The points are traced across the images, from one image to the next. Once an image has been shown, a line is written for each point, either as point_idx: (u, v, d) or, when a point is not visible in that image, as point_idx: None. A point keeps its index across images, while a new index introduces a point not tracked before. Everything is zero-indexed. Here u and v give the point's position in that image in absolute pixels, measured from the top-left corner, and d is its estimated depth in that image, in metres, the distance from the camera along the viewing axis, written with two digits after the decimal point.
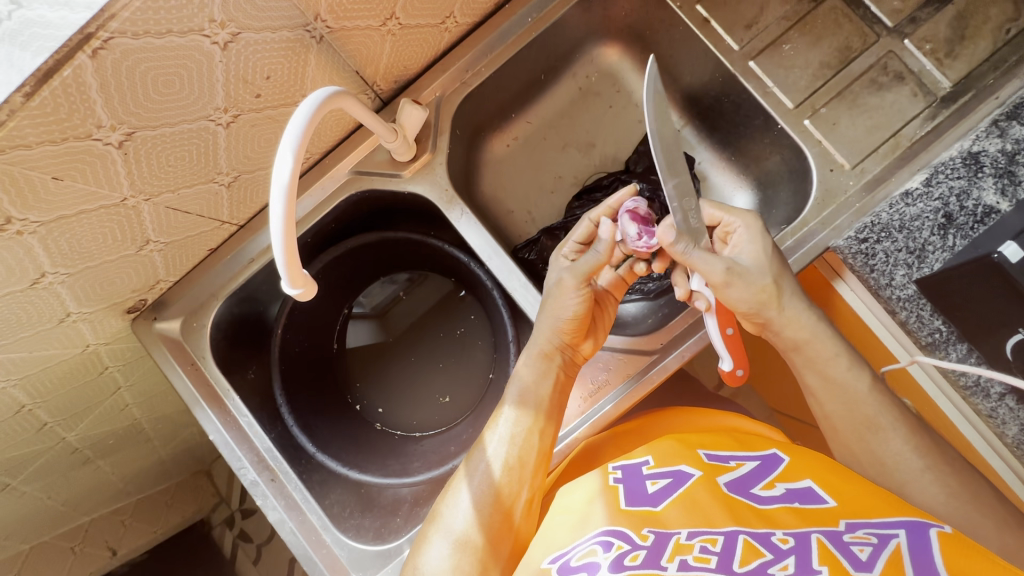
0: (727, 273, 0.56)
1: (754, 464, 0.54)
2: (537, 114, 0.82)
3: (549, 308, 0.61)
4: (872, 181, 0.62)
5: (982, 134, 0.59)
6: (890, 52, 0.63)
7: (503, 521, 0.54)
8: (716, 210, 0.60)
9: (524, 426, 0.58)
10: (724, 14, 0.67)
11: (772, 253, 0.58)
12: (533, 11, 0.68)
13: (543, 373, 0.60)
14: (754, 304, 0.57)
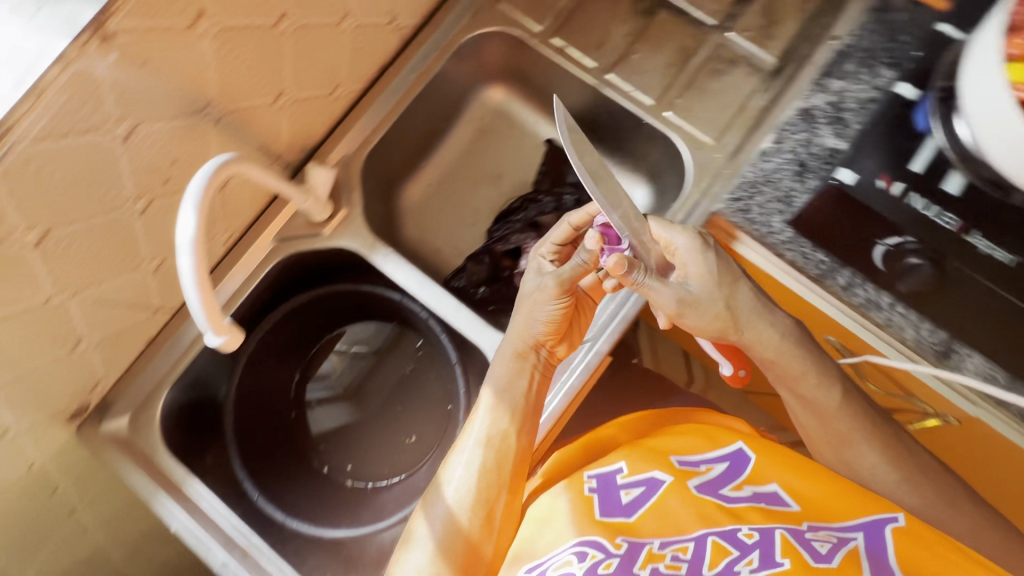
0: (680, 304, 0.60)
1: (723, 465, 0.57)
2: (444, 158, 0.90)
3: (528, 309, 0.65)
4: (734, 150, 0.70)
5: (809, 93, 0.68)
6: (719, 45, 0.74)
7: (485, 522, 0.59)
8: (661, 228, 0.63)
9: (495, 427, 0.61)
10: (578, 40, 0.77)
11: (726, 273, 0.61)
12: (415, 70, 0.77)
13: (518, 371, 0.63)
14: (711, 330, 0.62)
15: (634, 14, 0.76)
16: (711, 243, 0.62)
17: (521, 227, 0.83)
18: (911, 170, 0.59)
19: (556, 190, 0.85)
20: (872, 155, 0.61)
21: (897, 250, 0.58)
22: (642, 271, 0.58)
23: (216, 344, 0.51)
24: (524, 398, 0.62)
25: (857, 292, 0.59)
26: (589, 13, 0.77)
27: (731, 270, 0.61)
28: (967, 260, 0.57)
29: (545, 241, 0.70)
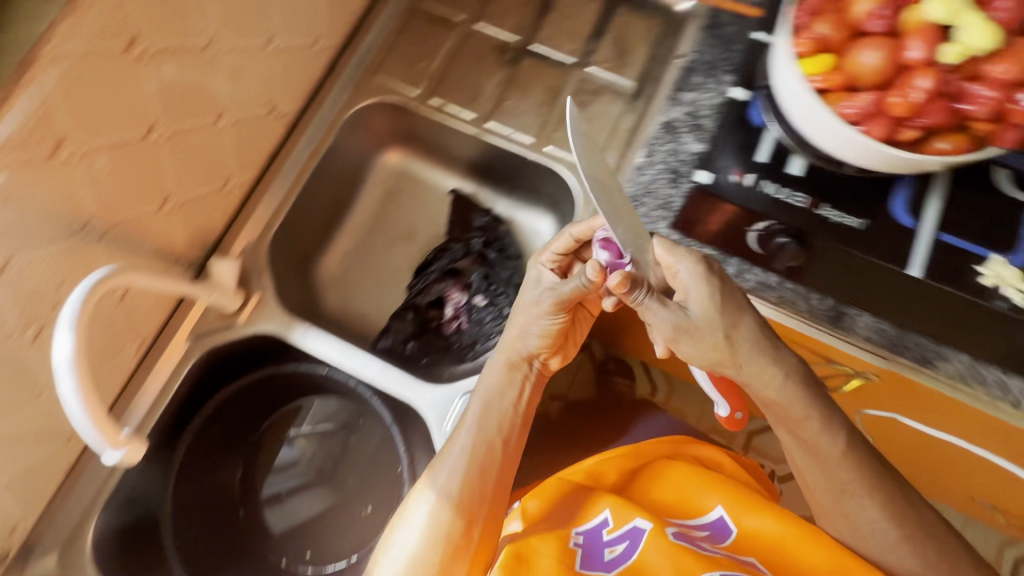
0: (677, 330, 0.59)
1: (705, 531, 0.65)
2: (355, 226, 0.92)
3: (523, 323, 0.69)
4: (614, 170, 0.76)
5: (667, 107, 0.74)
6: (582, 79, 0.81)
7: (465, 528, 0.61)
8: (664, 250, 0.60)
9: (483, 433, 0.65)
10: (454, 95, 0.82)
11: (729, 299, 0.58)
12: (306, 151, 0.80)
13: (507, 383, 0.69)
14: (706, 360, 0.60)
15: (501, 64, 0.82)
16: (713, 269, 0.59)
17: (438, 276, 0.86)
18: (757, 161, 0.63)
19: (468, 236, 0.88)
20: (721, 156, 0.65)
21: (767, 233, 0.61)
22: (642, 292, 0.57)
23: (115, 460, 0.54)
24: (511, 409, 0.68)
25: (749, 275, 0.64)
26: (460, 70, 0.82)
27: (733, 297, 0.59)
28: (828, 231, 0.60)
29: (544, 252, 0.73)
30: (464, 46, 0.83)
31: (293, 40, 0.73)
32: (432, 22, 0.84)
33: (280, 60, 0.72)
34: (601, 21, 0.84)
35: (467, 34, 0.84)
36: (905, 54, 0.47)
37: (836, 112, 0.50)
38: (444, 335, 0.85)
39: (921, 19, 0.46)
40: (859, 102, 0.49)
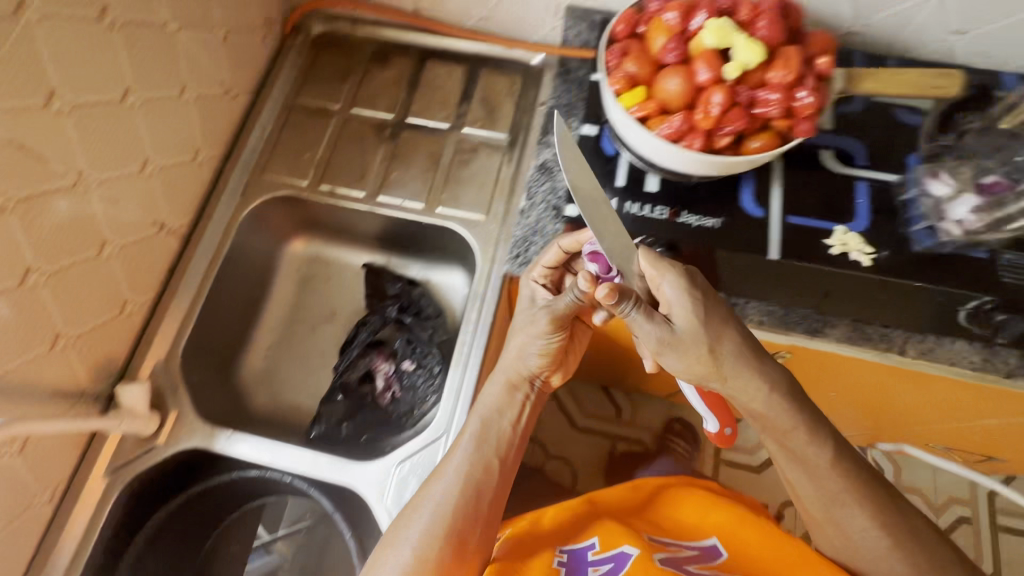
0: (661, 343, 0.59)
1: (694, 552, 0.66)
2: (274, 318, 0.93)
3: (523, 342, 0.70)
4: (503, 216, 0.81)
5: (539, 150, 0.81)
6: (459, 139, 0.86)
7: (455, 551, 0.60)
8: (650, 264, 0.60)
9: (480, 453, 0.66)
10: (341, 178, 0.86)
11: (709, 309, 0.58)
12: (206, 258, 0.81)
13: (509, 403, 0.69)
14: (690, 373, 0.60)
15: (382, 141, 0.87)
16: (695, 282, 0.59)
17: (361, 351, 0.87)
18: (616, 187, 0.68)
19: (385, 304, 0.90)
20: None
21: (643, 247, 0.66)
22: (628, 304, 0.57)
23: None
24: (509, 430, 0.68)
25: None
26: (345, 154, 0.87)
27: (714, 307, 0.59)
28: (693, 236, 0.64)
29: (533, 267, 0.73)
30: (344, 130, 0.88)
31: (172, 157, 0.75)
32: (310, 115, 0.89)
33: (161, 179, 0.74)
34: (466, 85, 0.90)
35: (346, 119, 0.89)
36: (698, 77, 0.53)
37: (660, 134, 0.56)
38: (381, 407, 0.85)
39: (701, 47, 0.53)
40: (675, 123, 0.55)
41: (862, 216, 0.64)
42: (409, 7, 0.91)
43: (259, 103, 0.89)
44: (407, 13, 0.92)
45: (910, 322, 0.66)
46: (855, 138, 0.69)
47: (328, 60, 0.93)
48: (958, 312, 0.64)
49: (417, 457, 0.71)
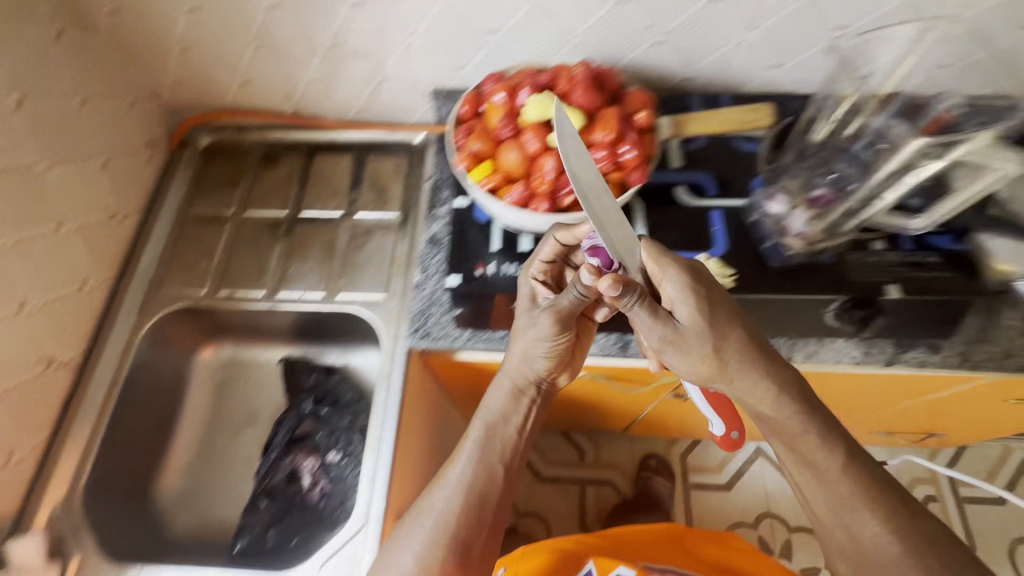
0: (664, 341, 0.57)
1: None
2: (191, 432, 0.90)
3: (526, 345, 0.66)
4: (401, 291, 0.82)
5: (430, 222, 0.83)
6: (352, 226, 0.89)
7: (457, 559, 0.60)
8: (655, 260, 0.58)
9: (486, 455, 0.66)
10: (239, 282, 0.86)
11: (711, 304, 0.58)
12: (103, 385, 0.79)
13: (512, 408, 0.69)
14: (694, 374, 0.59)
15: (277, 239, 0.89)
16: (700, 279, 0.58)
17: (281, 452, 0.85)
18: (491, 252, 0.71)
19: (303, 395, 0.90)
20: (462, 258, 0.71)
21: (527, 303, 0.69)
22: (633, 300, 0.55)
23: None
24: (514, 435, 0.69)
25: None
26: (241, 257, 0.88)
27: (716, 302, 0.58)
28: None
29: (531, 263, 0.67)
30: (238, 234, 0.89)
31: (55, 291, 0.74)
32: (204, 224, 0.90)
33: (43, 316, 0.72)
34: (355, 172, 0.94)
35: (240, 223, 0.90)
36: (530, 147, 0.58)
37: (509, 202, 0.59)
38: (311, 506, 0.81)
39: (528, 122, 0.58)
40: (519, 190, 0.59)
41: (720, 240, 0.69)
42: (289, 109, 0.94)
43: (150, 221, 0.90)
44: (288, 114, 0.95)
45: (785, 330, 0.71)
46: (702, 171, 0.75)
47: (218, 169, 0.95)
48: (826, 314, 0.68)
49: (341, 553, 0.69)
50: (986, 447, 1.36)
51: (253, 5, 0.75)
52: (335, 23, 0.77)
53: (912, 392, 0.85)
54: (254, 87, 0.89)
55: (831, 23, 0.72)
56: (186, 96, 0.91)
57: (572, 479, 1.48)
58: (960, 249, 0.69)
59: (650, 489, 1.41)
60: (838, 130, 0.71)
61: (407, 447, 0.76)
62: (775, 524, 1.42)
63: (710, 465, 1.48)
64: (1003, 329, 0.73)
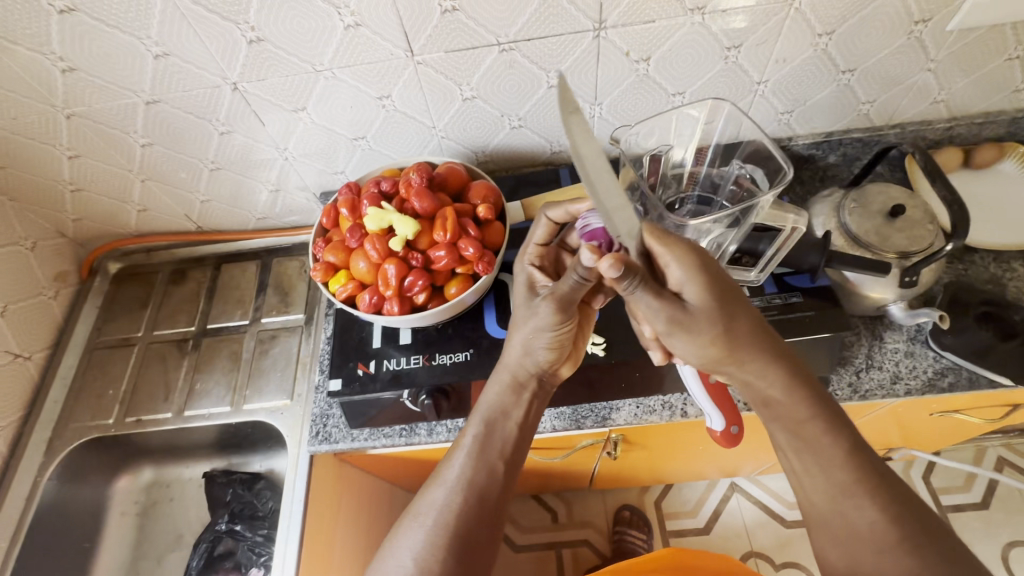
0: (671, 324, 0.55)
1: None
2: (111, 565, 0.89)
3: (529, 334, 0.61)
4: (304, 396, 0.83)
5: (328, 322, 0.82)
6: (258, 331, 0.91)
7: (460, 563, 0.55)
8: (659, 244, 0.54)
9: (487, 448, 0.61)
10: (145, 406, 0.87)
11: (717, 287, 0.55)
12: (7, 535, 0.78)
13: (513, 401, 0.63)
14: (699, 355, 0.57)
15: (185, 354, 0.90)
16: (707, 262, 0.55)
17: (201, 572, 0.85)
18: (373, 349, 0.71)
19: (223, 509, 0.88)
20: (345, 360, 0.70)
21: (413, 396, 0.68)
22: (633, 282, 0.52)
23: None
24: (514, 431, 0.63)
25: (439, 427, 0.74)
26: (148, 381, 0.89)
27: (723, 282, 0.56)
28: (450, 375, 0.68)
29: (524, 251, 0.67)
30: (147, 357, 0.91)
31: None
32: (113, 350, 0.92)
33: None
34: (261, 278, 0.97)
35: (148, 344, 0.92)
36: (373, 255, 0.61)
37: (362, 308, 0.61)
38: None
39: (369, 231, 0.62)
40: (370, 296, 0.61)
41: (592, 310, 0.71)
42: (193, 226, 0.95)
43: (59, 355, 0.90)
44: (194, 231, 0.96)
45: (675, 387, 0.74)
46: None
47: (127, 292, 0.98)
48: None
49: None
50: (958, 448, 1.33)
51: (129, 144, 0.78)
52: (210, 150, 0.81)
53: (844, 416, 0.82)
54: (153, 213, 0.92)
55: (670, 90, 0.77)
56: (89, 229, 0.94)
57: (548, 544, 1.39)
58: (821, 284, 0.71)
59: (626, 548, 1.32)
60: (677, 181, 0.76)
61: (317, 553, 0.76)
62: (761, 562, 1.33)
63: (685, 508, 1.41)
64: (886, 353, 0.75)
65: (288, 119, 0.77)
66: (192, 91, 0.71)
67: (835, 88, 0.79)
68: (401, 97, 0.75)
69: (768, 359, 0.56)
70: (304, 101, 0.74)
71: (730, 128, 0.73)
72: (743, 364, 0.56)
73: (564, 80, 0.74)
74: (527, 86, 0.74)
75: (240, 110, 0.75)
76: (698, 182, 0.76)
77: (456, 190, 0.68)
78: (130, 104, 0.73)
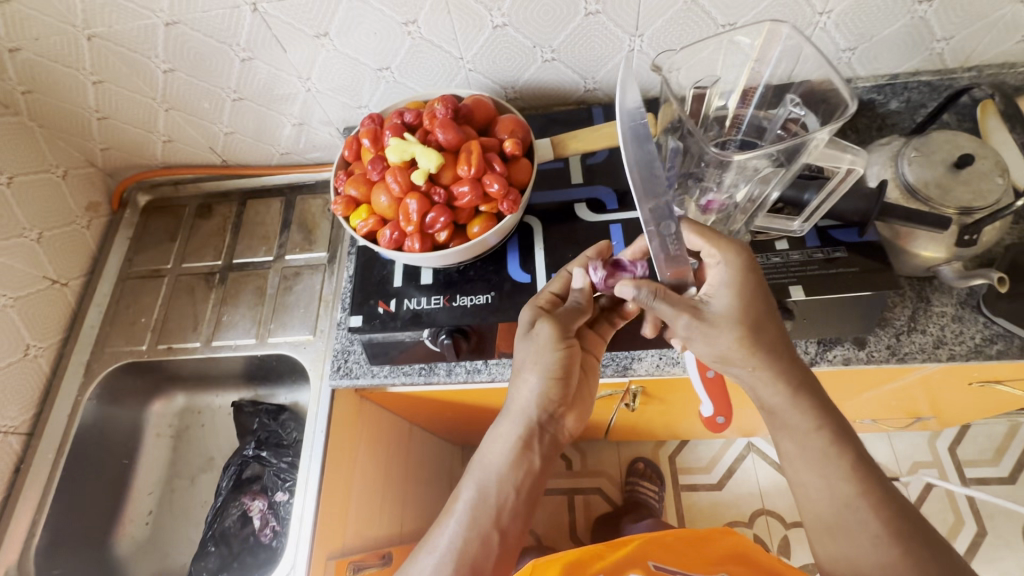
0: (691, 326, 0.54)
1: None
2: (149, 481, 0.95)
3: (531, 368, 0.62)
4: (327, 333, 0.85)
5: (350, 259, 0.81)
6: (282, 267, 0.91)
7: None
8: (702, 239, 0.55)
9: (480, 514, 0.59)
10: (175, 335, 0.89)
11: (752, 292, 0.54)
12: (51, 449, 0.83)
13: (512, 463, 0.61)
14: (717, 355, 0.54)
15: (212, 287, 0.92)
16: (749, 265, 0.54)
17: (232, 497, 0.88)
18: (394, 288, 0.71)
19: (251, 435, 0.92)
20: (365, 298, 0.70)
21: (433, 336, 0.68)
22: (653, 295, 0.54)
23: None
24: (512, 496, 0.60)
25: (458, 368, 0.74)
26: (177, 311, 0.91)
27: (763, 295, 0.54)
28: (468, 318, 0.67)
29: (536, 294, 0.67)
30: (176, 289, 0.92)
31: None
32: (144, 280, 0.94)
33: None
34: (285, 215, 0.96)
35: (177, 277, 0.93)
36: (395, 188, 0.58)
37: (383, 245, 0.60)
38: (263, 547, 0.86)
39: (391, 163, 0.59)
40: (391, 231, 0.59)
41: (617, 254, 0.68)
42: (218, 159, 0.94)
43: (94, 283, 0.93)
44: (218, 164, 0.96)
45: None
46: (601, 185, 0.74)
47: (157, 224, 0.98)
48: None
49: None
50: (990, 424, 1.28)
51: (151, 69, 0.76)
52: (233, 78, 0.78)
53: (873, 380, 0.79)
54: (179, 144, 0.91)
55: (720, 20, 0.71)
56: (118, 158, 0.94)
57: (559, 490, 1.43)
58: (868, 239, 0.67)
59: (636, 498, 1.34)
60: (721, 121, 0.71)
61: (335, 490, 0.78)
62: (771, 520, 1.34)
63: (699, 464, 1.42)
64: (932, 317, 0.70)
65: (310, 46, 0.74)
66: (212, 11, 0.68)
67: (908, 22, 0.71)
68: (428, 22, 0.70)
69: (772, 368, 0.54)
70: (327, 25, 0.71)
71: (782, 62, 0.67)
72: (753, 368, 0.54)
73: (603, 7, 0.68)
74: (562, 12, 0.69)
75: (262, 36, 0.72)
76: (742, 126, 0.71)
77: (481, 125, 0.64)
78: (150, 26, 0.70)
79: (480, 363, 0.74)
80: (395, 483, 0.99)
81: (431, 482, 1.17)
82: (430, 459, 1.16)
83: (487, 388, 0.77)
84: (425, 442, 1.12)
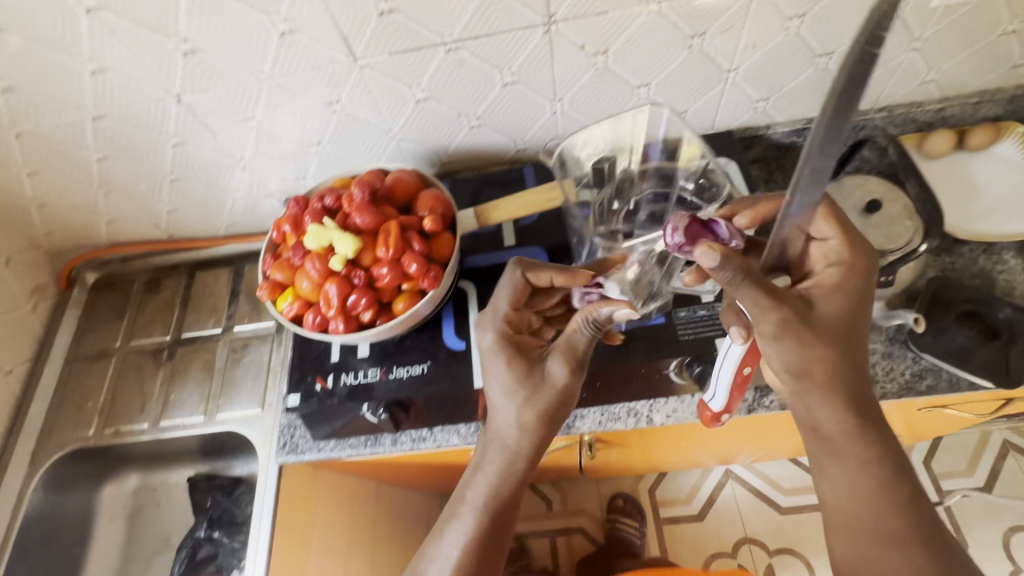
0: (781, 325, 0.52)
1: None
2: (102, 567, 0.93)
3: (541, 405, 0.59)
4: (272, 408, 0.84)
5: None
6: (230, 338, 0.91)
7: None
8: (836, 229, 0.55)
9: (492, 539, 0.59)
10: (122, 417, 0.88)
11: (858, 300, 0.55)
12: None
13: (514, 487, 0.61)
14: (796, 363, 0.54)
15: (160, 365, 0.91)
16: (868, 281, 0.56)
17: None
18: (332, 363, 0.71)
19: (204, 512, 0.90)
20: (303, 374, 0.70)
21: (374, 411, 0.68)
22: (734, 273, 0.49)
23: None
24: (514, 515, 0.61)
25: (404, 438, 0.73)
26: (126, 392, 0.90)
27: (860, 314, 0.55)
28: (405, 390, 0.67)
29: (497, 311, 0.63)
30: (123, 368, 0.92)
31: None
32: (92, 362, 0.93)
33: None
34: (233, 284, 0.96)
35: (125, 355, 0.93)
36: (315, 274, 0.60)
37: (308, 329, 0.61)
38: None
39: (310, 249, 0.60)
40: (313, 316, 0.60)
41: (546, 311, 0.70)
42: (163, 235, 0.94)
43: (40, 368, 0.92)
44: (163, 238, 0.95)
45: (642, 394, 0.71)
46: (532, 245, 0.76)
47: (105, 302, 0.98)
48: (668, 374, 0.68)
49: None
50: (961, 435, 1.29)
51: (84, 159, 0.77)
52: (167, 162, 0.79)
53: None
54: (121, 225, 0.91)
55: (633, 82, 0.73)
56: (63, 241, 0.93)
57: (541, 533, 1.41)
58: None
59: (617, 537, 1.32)
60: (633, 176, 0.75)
61: (289, 564, 0.77)
62: (754, 548, 1.33)
63: (680, 496, 1.39)
64: None
65: (239, 129, 0.75)
66: (136, 105, 0.70)
67: (813, 72, 0.74)
68: (352, 101, 0.72)
69: None
70: (252, 110, 0.72)
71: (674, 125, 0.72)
72: (825, 390, 0.55)
73: (519, 77, 0.71)
74: (480, 85, 0.71)
75: (189, 123, 0.73)
76: (649, 177, 0.75)
77: (403, 203, 0.67)
78: (76, 122, 0.72)
79: (426, 430, 0.73)
80: (363, 545, 0.98)
81: (404, 538, 1.14)
82: (402, 514, 1.14)
83: (436, 453, 0.76)
84: (395, 497, 1.10)
